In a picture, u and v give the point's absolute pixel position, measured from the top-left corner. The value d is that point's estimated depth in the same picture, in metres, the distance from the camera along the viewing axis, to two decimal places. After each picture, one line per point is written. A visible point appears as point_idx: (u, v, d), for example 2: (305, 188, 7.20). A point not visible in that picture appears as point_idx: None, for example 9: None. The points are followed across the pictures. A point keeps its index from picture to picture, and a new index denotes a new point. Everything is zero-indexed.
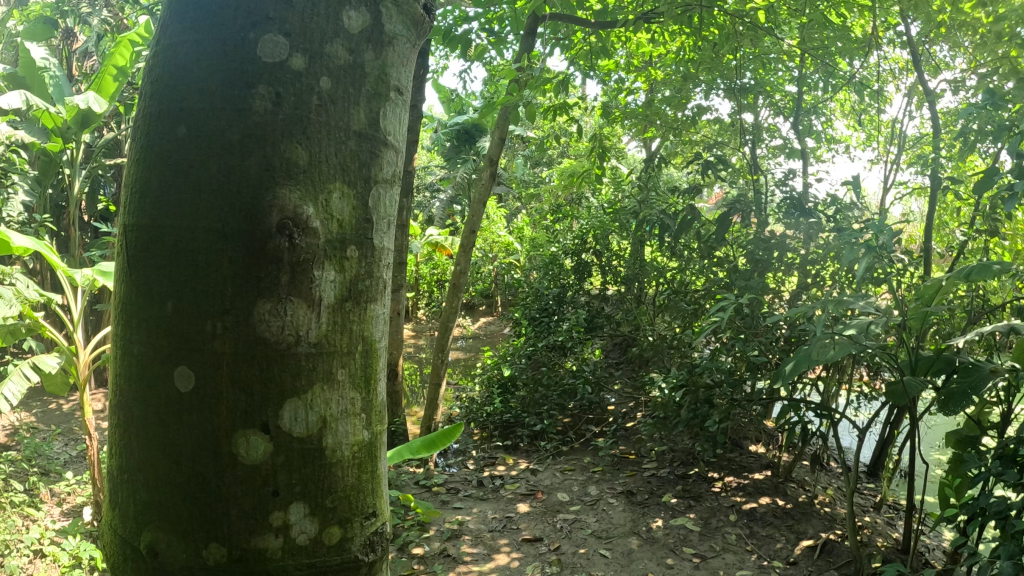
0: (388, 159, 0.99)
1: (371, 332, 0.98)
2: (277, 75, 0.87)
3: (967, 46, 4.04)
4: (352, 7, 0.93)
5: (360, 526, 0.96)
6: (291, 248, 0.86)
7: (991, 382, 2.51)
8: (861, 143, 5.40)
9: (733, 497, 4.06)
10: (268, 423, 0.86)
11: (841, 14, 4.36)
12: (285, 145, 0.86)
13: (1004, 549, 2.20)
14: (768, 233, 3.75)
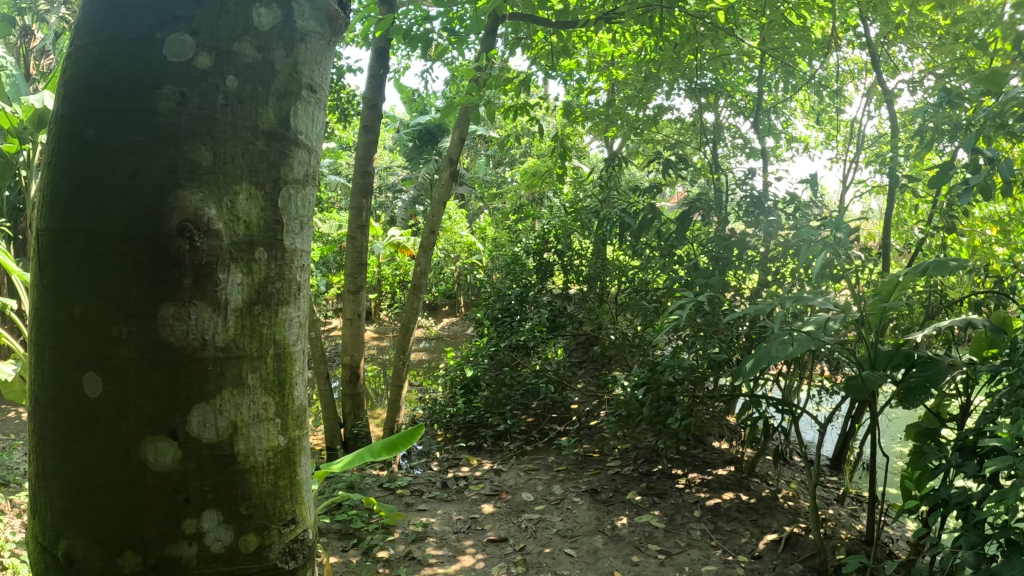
0: (300, 159, 0.99)
1: (284, 336, 0.98)
2: (182, 75, 0.87)
3: (924, 47, 4.11)
4: (262, 3, 0.94)
5: (278, 533, 0.97)
6: (192, 251, 0.86)
7: (949, 376, 2.56)
8: (818, 142, 5.47)
9: (697, 493, 4.09)
10: (177, 430, 0.86)
11: (801, 15, 4.40)
12: (189, 145, 0.87)
13: (966, 540, 2.24)
14: (728, 231, 3.78)
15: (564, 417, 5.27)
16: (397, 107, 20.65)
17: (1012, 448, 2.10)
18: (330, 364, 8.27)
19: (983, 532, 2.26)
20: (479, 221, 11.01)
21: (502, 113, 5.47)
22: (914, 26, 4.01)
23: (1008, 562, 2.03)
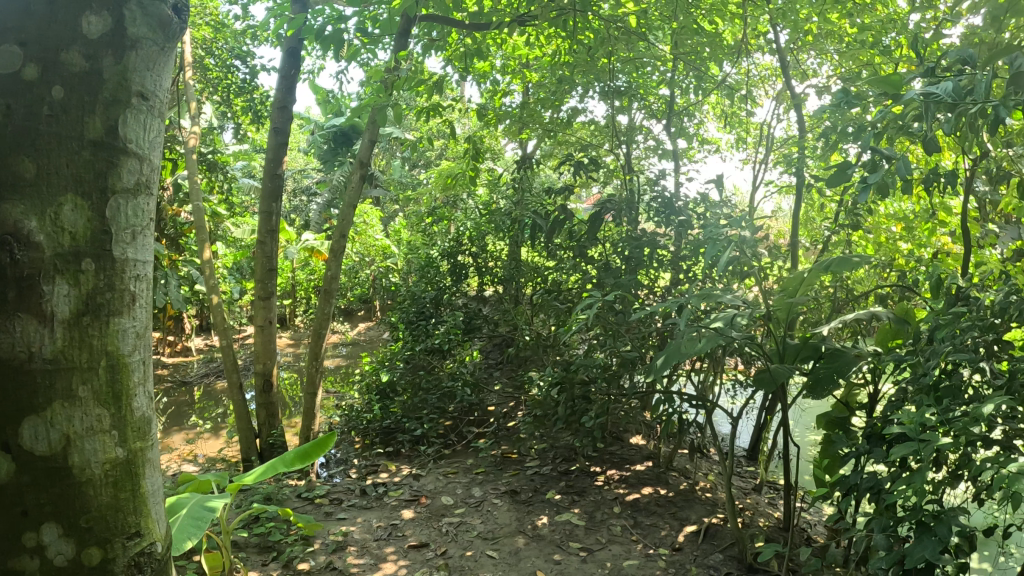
0: (131, 169, 1.08)
1: (119, 347, 1.08)
2: (7, 88, 0.96)
3: (833, 54, 4.22)
4: (91, 11, 1.02)
5: (122, 546, 1.09)
6: (12, 264, 0.95)
7: (856, 365, 2.54)
8: (729, 144, 5.61)
9: (615, 490, 4.14)
10: (8, 442, 0.97)
11: (710, 20, 4.49)
12: (13, 159, 0.96)
13: (877, 522, 2.32)
14: (639, 231, 3.83)
15: (483, 419, 5.26)
16: (310, 107, 20.23)
17: (916, 433, 2.16)
18: (243, 373, 8.02)
19: (891, 514, 2.35)
20: (395, 224, 10.89)
21: (415, 115, 5.39)
22: (823, 34, 4.15)
23: (918, 542, 2.11)
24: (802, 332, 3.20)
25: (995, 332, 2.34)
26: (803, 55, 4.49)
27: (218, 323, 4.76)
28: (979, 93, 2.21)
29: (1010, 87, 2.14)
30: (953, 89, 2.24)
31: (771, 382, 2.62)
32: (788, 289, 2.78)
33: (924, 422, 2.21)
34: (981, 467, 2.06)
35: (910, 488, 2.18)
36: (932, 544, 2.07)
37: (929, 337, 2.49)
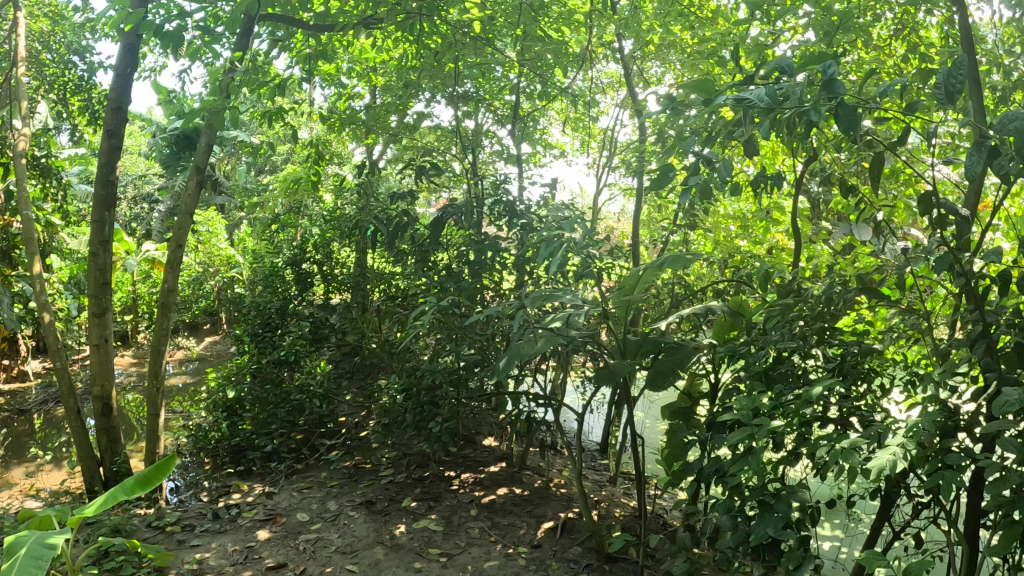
0: None
1: None
2: None
3: (674, 64, 4.31)
4: None
5: None
6: None
7: (694, 357, 2.59)
8: (574, 149, 5.76)
9: (472, 493, 4.15)
10: None
11: (556, 29, 4.56)
12: None
13: (722, 504, 2.38)
14: (482, 234, 3.85)
15: (336, 430, 5.10)
16: (151, 108, 18.96)
17: (750, 418, 2.23)
18: (80, 397, 7.41)
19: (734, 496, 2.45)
20: (241, 232, 10.40)
21: (255, 118, 5.15)
22: (665, 45, 4.16)
23: (761, 519, 2.18)
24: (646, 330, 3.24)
25: (823, 320, 2.45)
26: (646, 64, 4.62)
27: (50, 343, 4.35)
28: (796, 97, 2.36)
29: (824, 92, 2.33)
30: (772, 95, 2.37)
31: (611, 377, 2.63)
32: (625, 288, 2.80)
33: (760, 406, 2.29)
34: (818, 445, 2.18)
35: (750, 469, 2.26)
36: (774, 520, 2.14)
37: (761, 325, 2.59)
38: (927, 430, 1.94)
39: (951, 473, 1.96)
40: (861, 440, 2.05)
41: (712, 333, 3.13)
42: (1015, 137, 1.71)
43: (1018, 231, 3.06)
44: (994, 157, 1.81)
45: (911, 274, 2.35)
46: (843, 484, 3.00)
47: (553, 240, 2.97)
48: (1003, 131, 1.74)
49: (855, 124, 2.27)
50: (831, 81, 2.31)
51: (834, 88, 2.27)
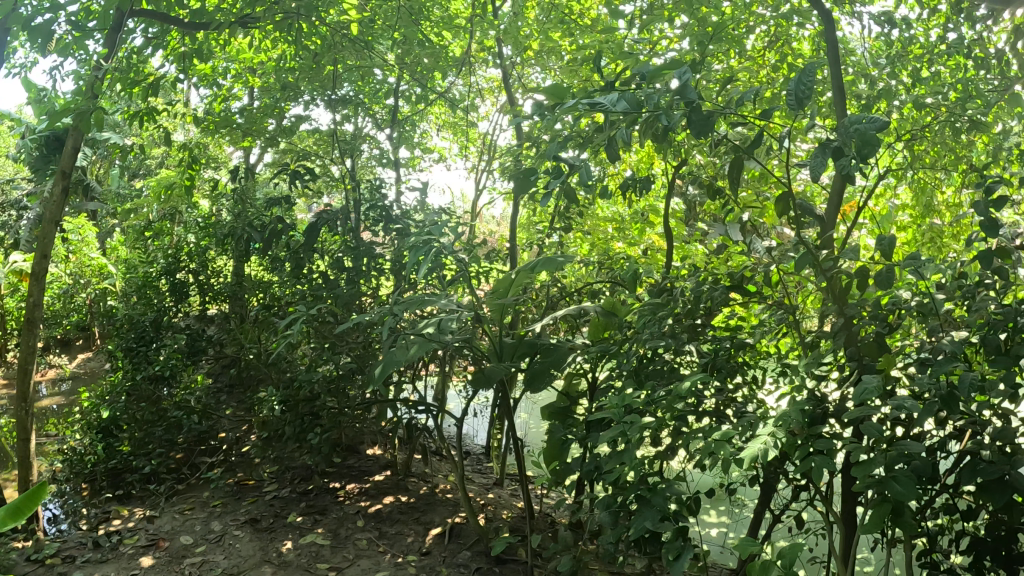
0: None
1: None
2: None
3: (553, 70, 4.33)
4: None
5: None
6: None
7: (569, 358, 2.62)
8: (455, 153, 5.75)
9: (358, 503, 4.06)
10: None
11: (437, 33, 4.53)
12: None
13: (602, 501, 2.34)
14: (360, 239, 3.79)
15: (217, 447, 4.89)
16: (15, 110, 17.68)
17: (621, 415, 2.23)
18: None
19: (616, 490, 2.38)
20: (114, 241, 9.82)
21: (124, 120, 4.86)
22: (544, 51, 4.20)
23: (640, 513, 2.19)
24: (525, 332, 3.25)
25: (690, 316, 2.49)
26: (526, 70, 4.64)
27: None
28: (653, 101, 2.40)
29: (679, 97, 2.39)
30: (631, 99, 2.40)
31: (488, 381, 2.64)
32: (499, 291, 2.81)
33: (632, 403, 2.28)
34: (691, 439, 2.18)
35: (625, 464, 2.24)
36: (652, 514, 2.15)
37: (634, 324, 2.59)
38: (796, 417, 1.93)
39: (822, 458, 1.93)
40: (733, 432, 2.04)
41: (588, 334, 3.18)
42: (857, 139, 1.82)
43: (872, 228, 3.24)
44: (836, 158, 1.91)
45: (774, 270, 2.42)
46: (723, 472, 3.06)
47: (422, 244, 2.95)
48: (847, 133, 1.85)
49: (706, 127, 2.34)
50: (685, 86, 2.37)
51: (688, 93, 2.32)
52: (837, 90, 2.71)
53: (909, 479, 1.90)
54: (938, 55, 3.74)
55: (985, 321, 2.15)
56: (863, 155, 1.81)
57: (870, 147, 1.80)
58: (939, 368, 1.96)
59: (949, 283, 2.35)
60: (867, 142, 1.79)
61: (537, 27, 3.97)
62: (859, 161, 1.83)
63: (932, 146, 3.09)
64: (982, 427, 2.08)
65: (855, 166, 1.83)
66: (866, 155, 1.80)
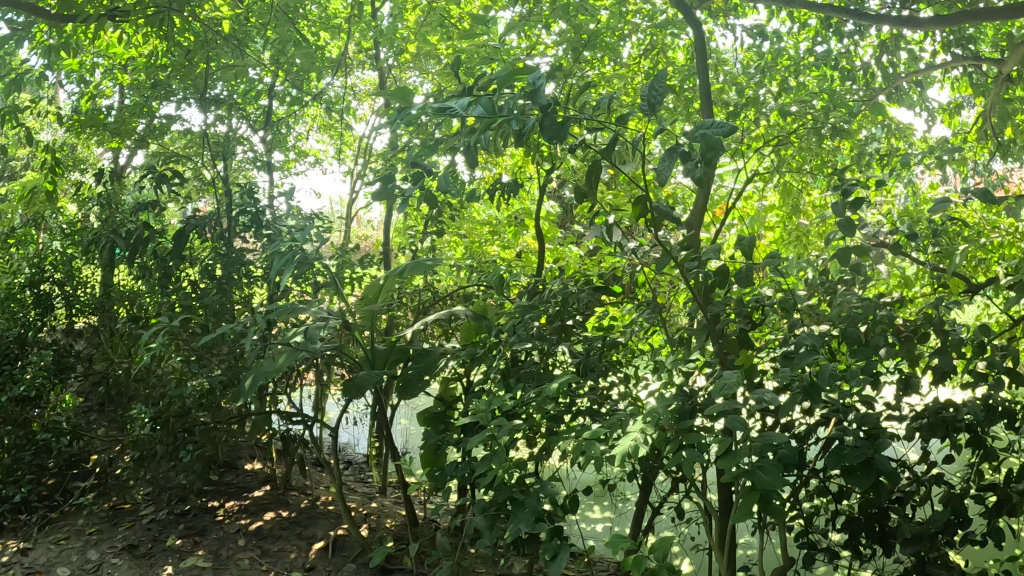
0: None
1: None
2: None
3: (432, 72, 4.30)
4: None
5: None
6: None
7: (442, 362, 2.58)
8: (332, 155, 5.64)
9: (238, 522, 3.89)
10: None
11: (314, 33, 4.41)
12: None
13: (477, 504, 2.33)
14: (232, 246, 3.64)
15: (90, 470, 4.59)
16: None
17: (488, 419, 2.20)
18: None
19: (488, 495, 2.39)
20: None
21: None
22: (422, 53, 4.16)
23: (515, 516, 2.16)
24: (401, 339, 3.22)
25: (560, 318, 2.47)
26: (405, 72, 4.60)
27: None
28: (509, 105, 2.30)
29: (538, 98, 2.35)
30: (486, 104, 2.26)
31: (360, 389, 2.60)
32: (369, 298, 2.76)
33: (503, 405, 2.25)
34: (563, 437, 2.16)
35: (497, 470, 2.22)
36: (526, 515, 2.13)
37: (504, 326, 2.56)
38: (663, 413, 1.92)
39: (692, 451, 1.90)
40: (603, 430, 2.03)
41: (461, 337, 3.16)
42: (703, 143, 1.84)
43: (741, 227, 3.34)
44: (685, 162, 1.92)
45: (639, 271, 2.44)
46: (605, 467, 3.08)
47: (288, 252, 2.85)
48: (694, 137, 1.85)
49: (563, 133, 2.26)
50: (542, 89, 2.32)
51: (541, 99, 2.22)
52: (704, 95, 2.78)
53: (775, 467, 1.89)
54: (802, 64, 3.91)
55: (843, 314, 2.22)
56: (708, 159, 1.82)
57: (714, 151, 1.82)
58: (801, 359, 1.98)
59: (810, 278, 2.42)
60: (712, 147, 1.81)
61: (414, 29, 3.92)
62: (705, 165, 1.85)
63: (798, 150, 3.21)
64: (844, 415, 2.13)
65: (701, 170, 1.85)
66: (711, 159, 1.82)
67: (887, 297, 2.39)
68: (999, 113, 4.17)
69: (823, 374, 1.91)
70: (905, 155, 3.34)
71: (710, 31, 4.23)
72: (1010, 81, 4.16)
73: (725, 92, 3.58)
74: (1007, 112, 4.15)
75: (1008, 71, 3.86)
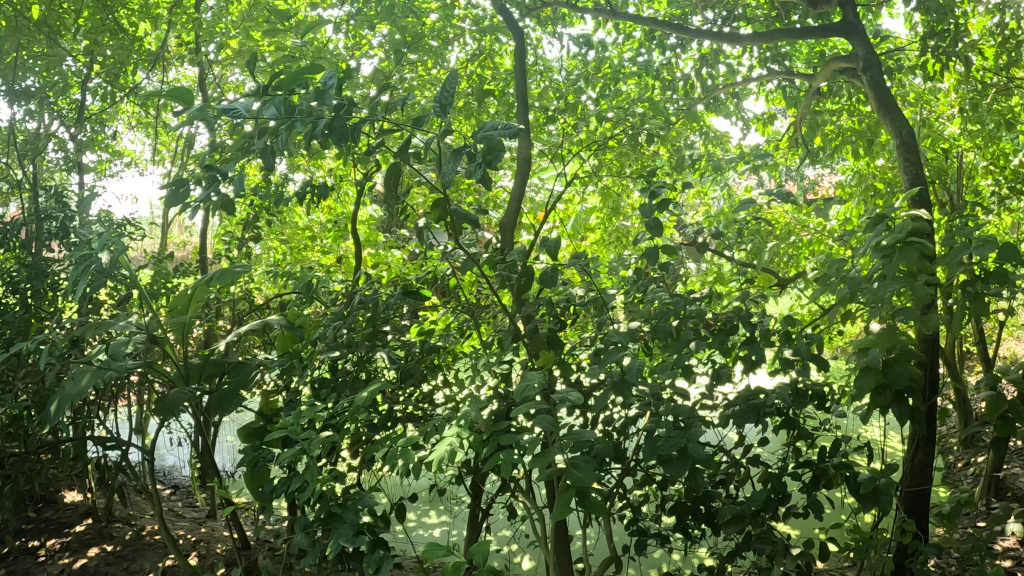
0: None
1: None
2: None
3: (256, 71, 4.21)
4: None
5: None
6: None
7: (256, 374, 2.56)
8: (146, 157, 5.44)
9: (59, 561, 3.56)
10: None
11: (133, 24, 4.18)
12: None
13: (299, 522, 2.26)
14: (38, 256, 3.39)
15: None
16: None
17: (299, 433, 2.17)
18: None
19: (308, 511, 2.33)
20: None
21: None
22: (246, 48, 4.03)
23: (335, 531, 2.12)
24: (217, 354, 3.22)
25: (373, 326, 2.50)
26: (224, 72, 4.51)
27: None
28: (318, 102, 2.25)
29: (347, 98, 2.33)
30: (280, 102, 2.20)
31: (172, 408, 2.55)
32: (179, 310, 2.77)
33: (319, 417, 2.23)
34: (382, 446, 2.16)
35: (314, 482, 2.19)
36: (345, 530, 2.10)
37: (316, 338, 2.57)
38: (477, 416, 1.94)
39: (508, 452, 1.89)
40: (419, 438, 2.05)
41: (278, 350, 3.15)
42: (485, 144, 1.87)
43: (562, 231, 3.47)
44: (468, 163, 1.95)
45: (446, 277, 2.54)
46: (440, 473, 3.07)
47: (86, 264, 2.69)
48: (477, 138, 1.89)
49: (362, 131, 2.23)
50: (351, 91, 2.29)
51: (345, 97, 2.18)
52: (522, 101, 2.86)
53: (588, 463, 1.87)
54: (624, 73, 4.13)
55: (652, 311, 2.34)
56: (489, 161, 1.86)
57: (496, 153, 1.86)
58: (609, 356, 2.03)
59: (622, 278, 2.53)
60: (493, 148, 1.85)
61: (239, 23, 3.79)
62: (486, 166, 1.88)
63: (618, 154, 3.50)
64: (660, 405, 2.17)
65: (483, 171, 1.88)
66: (492, 160, 1.86)
67: (695, 294, 2.53)
68: (806, 124, 4.50)
69: (630, 368, 1.97)
70: (718, 161, 3.57)
71: (538, 38, 4.39)
72: (816, 95, 4.48)
73: (551, 97, 3.71)
74: (814, 123, 4.53)
75: (816, 86, 4.15)
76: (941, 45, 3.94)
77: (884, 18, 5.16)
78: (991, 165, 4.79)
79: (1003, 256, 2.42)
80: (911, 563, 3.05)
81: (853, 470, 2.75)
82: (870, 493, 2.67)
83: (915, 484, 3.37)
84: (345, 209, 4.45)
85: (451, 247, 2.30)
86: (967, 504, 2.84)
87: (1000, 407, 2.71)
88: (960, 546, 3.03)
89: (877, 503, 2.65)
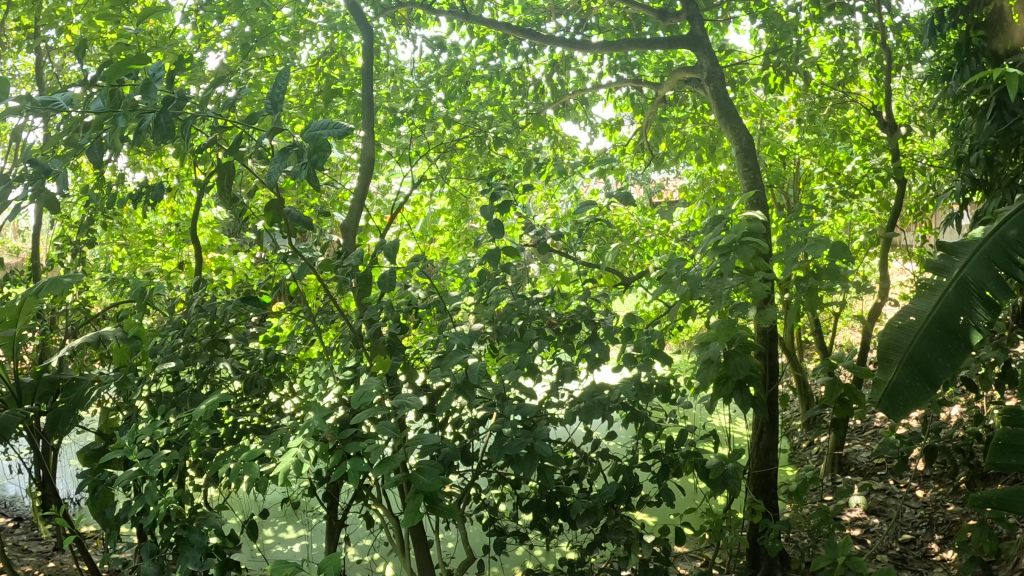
0: None
1: None
2: None
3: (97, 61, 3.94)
4: None
5: None
6: None
7: (92, 390, 2.39)
8: None
9: None
10: None
11: None
12: None
13: (145, 548, 2.11)
14: None
15: None
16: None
17: (134, 452, 2.02)
18: None
19: (154, 534, 2.17)
20: None
21: None
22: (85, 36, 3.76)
23: (181, 555, 1.99)
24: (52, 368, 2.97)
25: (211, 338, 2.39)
26: (60, 60, 4.20)
27: None
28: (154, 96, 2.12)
29: (186, 91, 2.21)
30: (105, 94, 2.07)
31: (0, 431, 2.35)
32: (6, 322, 2.53)
33: (157, 434, 2.09)
34: (227, 461, 2.05)
35: (153, 506, 2.04)
36: (194, 553, 1.98)
37: (155, 350, 2.42)
38: (322, 424, 1.88)
39: (354, 460, 1.84)
40: (265, 451, 1.96)
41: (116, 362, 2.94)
42: (312, 143, 1.85)
43: (411, 234, 3.48)
44: (296, 162, 1.92)
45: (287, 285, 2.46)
46: (294, 484, 2.96)
47: None
48: (303, 138, 1.86)
49: (193, 127, 2.13)
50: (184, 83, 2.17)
51: (176, 89, 2.07)
52: (370, 100, 2.83)
53: (433, 468, 1.84)
54: (475, 76, 4.18)
55: (497, 313, 2.38)
56: (315, 160, 1.84)
57: (322, 152, 1.84)
58: (453, 359, 2.02)
59: (467, 279, 2.54)
60: (318, 147, 1.83)
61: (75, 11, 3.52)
62: (312, 165, 1.85)
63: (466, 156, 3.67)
64: (507, 406, 2.18)
65: (309, 170, 1.85)
66: (317, 160, 1.84)
67: (539, 295, 2.58)
68: (653, 130, 4.66)
69: (470, 369, 1.98)
70: (566, 165, 3.66)
71: (392, 38, 4.35)
72: (662, 101, 4.70)
73: (401, 97, 3.69)
74: (660, 129, 4.69)
75: (663, 94, 4.34)
76: (782, 60, 4.22)
77: (732, 32, 5.48)
78: (826, 170, 5.18)
79: (830, 253, 2.59)
80: (761, 541, 3.24)
81: (700, 457, 2.88)
82: (718, 478, 2.82)
83: (761, 466, 3.60)
84: (189, 212, 4.24)
85: (284, 250, 2.24)
86: (813, 482, 3.05)
87: (833, 391, 2.92)
88: (807, 522, 3.23)
89: (726, 487, 2.80)
